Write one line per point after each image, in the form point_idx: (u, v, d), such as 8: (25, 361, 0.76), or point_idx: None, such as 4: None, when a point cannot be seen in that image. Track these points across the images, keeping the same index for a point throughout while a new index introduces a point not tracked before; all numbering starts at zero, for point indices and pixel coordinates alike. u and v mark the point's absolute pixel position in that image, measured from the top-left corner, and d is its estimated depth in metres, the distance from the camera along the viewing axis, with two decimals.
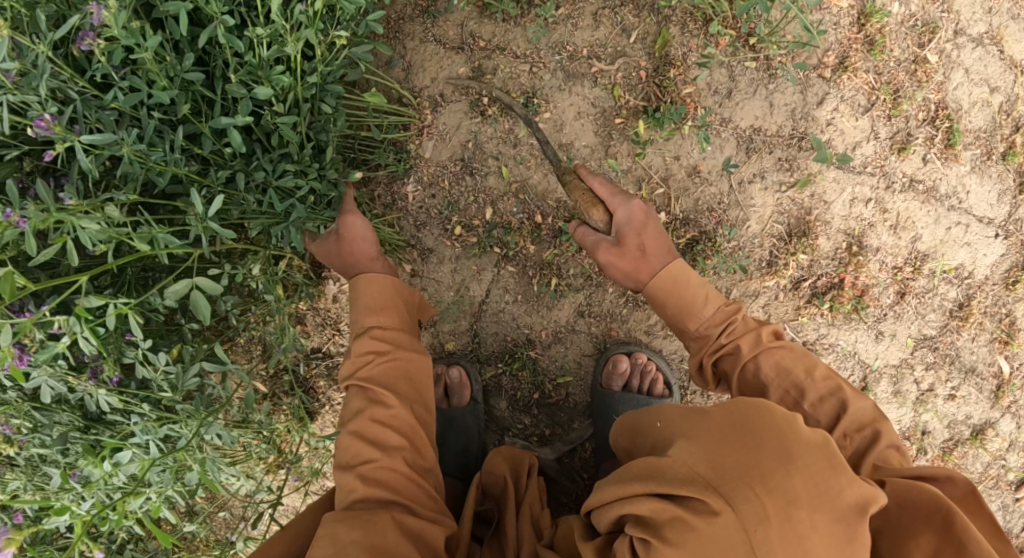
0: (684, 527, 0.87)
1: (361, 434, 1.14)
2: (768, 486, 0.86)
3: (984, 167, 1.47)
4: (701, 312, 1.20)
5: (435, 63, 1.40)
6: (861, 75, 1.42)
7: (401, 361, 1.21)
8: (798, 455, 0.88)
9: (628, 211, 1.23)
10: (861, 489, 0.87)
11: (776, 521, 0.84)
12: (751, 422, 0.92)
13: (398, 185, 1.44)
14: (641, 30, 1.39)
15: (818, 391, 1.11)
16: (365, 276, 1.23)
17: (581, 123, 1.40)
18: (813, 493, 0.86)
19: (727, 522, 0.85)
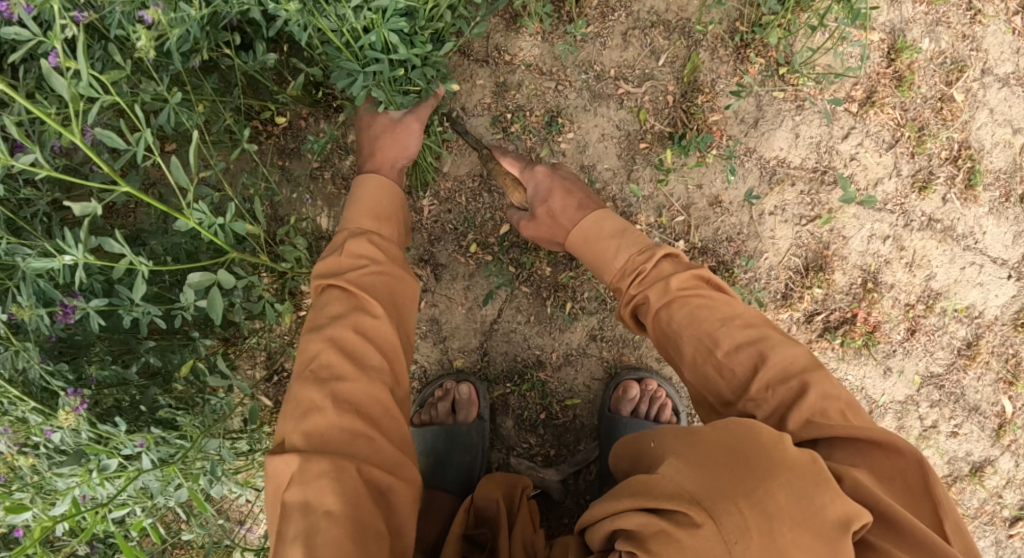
0: (670, 540, 0.79)
1: (339, 344, 1.03)
2: (751, 500, 0.77)
3: (1002, 208, 1.46)
4: (612, 261, 1.12)
5: (458, 75, 1.37)
6: (888, 110, 1.41)
7: (389, 275, 1.13)
8: (783, 469, 0.79)
9: (534, 182, 1.24)
10: (844, 504, 0.77)
11: (758, 537, 0.76)
12: (745, 442, 0.82)
13: (414, 198, 1.41)
14: (670, 53, 1.37)
15: (733, 340, 0.99)
16: (372, 177, 1.19)
17: (604, 145, 1.37)
18: (801, 510, 0.76)
19: (709, 537, 0.77)
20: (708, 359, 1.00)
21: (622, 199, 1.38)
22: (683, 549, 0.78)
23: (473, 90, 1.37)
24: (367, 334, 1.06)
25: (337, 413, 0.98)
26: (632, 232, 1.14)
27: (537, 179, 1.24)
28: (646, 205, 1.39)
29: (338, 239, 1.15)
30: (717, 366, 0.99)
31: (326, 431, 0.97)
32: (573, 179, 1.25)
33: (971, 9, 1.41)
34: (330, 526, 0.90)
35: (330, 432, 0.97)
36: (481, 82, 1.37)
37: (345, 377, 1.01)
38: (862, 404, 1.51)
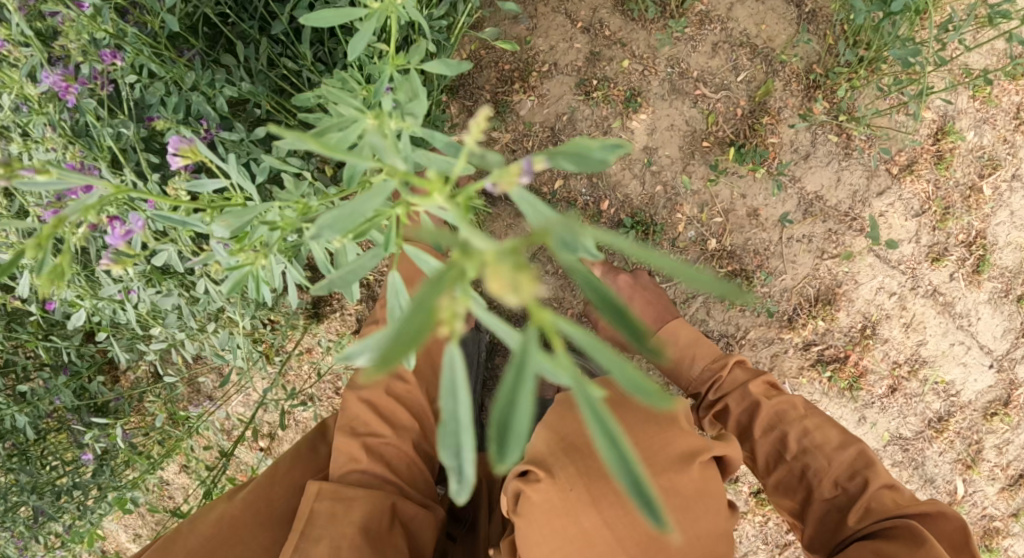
0: (524, 498, 0.95)
1: (373, 406, 1.27)
2: (583, 447, 0.97)
3: (1000, 302, 1.59)
4: (690, 369, 1.36)
5: (558, 34, 1.49)
6: (922, 182, 1.54)
7: (422, 347, 1.37)
8: (616, 417, 1.00)
9: (617, 285, 1.47)
10: (679, 445, 0.99)
11: (592, 477, 0.95)
12: (583, 397, 1.04)
13: (486, 131, 1.51)
14: (749, 72, 1.50)
15: (797, 440, 1.19)
16: (408, 260, 1.41)
17: (671, 134, 1.49)
18: (639, 451, 0.97)
19: (549, 487, 0.94)
20: (780, 462, 1.21)
21: (673, 186, 1.49)
22: (533, 502, 0.95)
23: (569, 51, 1.49)
24: (395, 395, 1.31)
25: (371, 461, 1.20)
26: (705, 343, 1.36)
27: (620, 283, 1.47)
28: (691, 199, 1.50)
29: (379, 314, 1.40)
30: (789, 466, 1.19)
31: (362, 476, 1.19)
32: (652, 289, 1.46)
33: (1019, 118, 1.53)
34: (352, 535, 1.07)
35: (366, 475, 1.19)
36: (578, 47, 1.49)
37: (378, 435, 1.24)
38: None
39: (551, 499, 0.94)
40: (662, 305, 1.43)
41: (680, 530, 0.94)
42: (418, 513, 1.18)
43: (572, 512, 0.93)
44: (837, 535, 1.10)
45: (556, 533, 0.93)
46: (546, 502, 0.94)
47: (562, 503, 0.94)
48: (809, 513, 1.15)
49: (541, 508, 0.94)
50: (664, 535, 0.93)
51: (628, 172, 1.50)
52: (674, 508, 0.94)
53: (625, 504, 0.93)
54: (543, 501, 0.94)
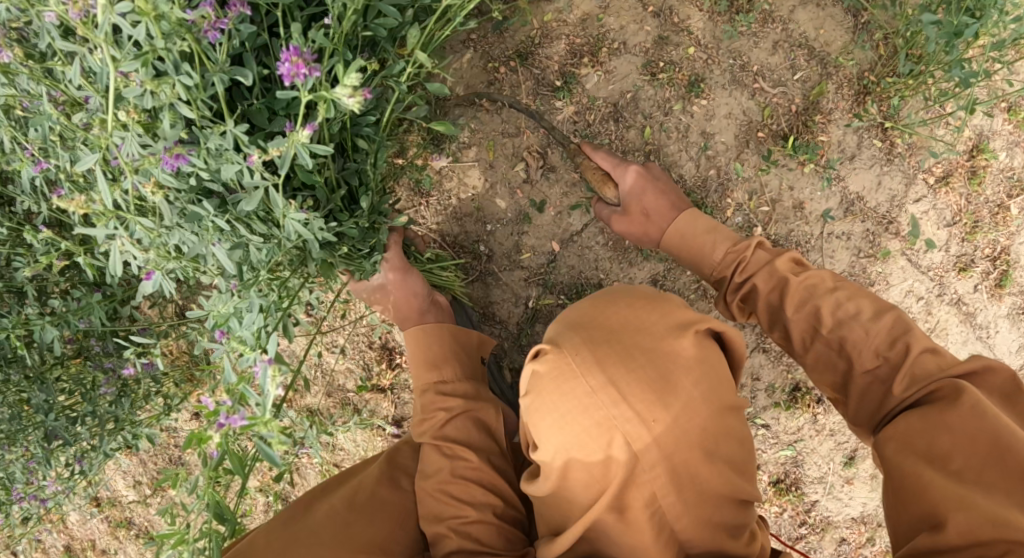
0: (536, 380, 0.99)
1: (445, 490, 1.28)
2: (589, 326, 1.02)
3: (1017, 318, 1.65)
4: (713, 255, 1.38)
5: (629, 15, 1.55)
6: (955, 194, 1.62)
7: (467, 411, 1.37)
8: (620, 303, 1.06)
9: (628, 179, 1.44)
10: (671, 315, 1.04)
11: (601, 344, 0.99)
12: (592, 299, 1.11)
13: (551, 100, 1.56)
14: (805, 72, 1.57)
15: (832, 314, 1.20)
16: (416, 332, 1.43)
17: (728, 122, 1.55)
18: (633, 324, 1.02)
19: (558, 357, 0.98)
20: (817, 336, 1.22)
21: (725, 172, 1.55)
22: (541, 377, 0.99)
23: (639, 32, 1.55)
24: (462, 473, 1.30)
25: (460, 540, 1.23)
26: (723, 231, 1.40)
27: (632, 180, 1.44)
28: (741, 186, 1.56)
29: (421, 399, 1.39)
30: (828, 342, 1.20)
31: (458, 555, 1.21)
32: (663, 180, 1.47)
33: None
34: None
35: (461, 554, 1.22)
36: (648, 29, 1.55)
37: (459, 515, 1.25)
38: (852, 439, 1.66)
39: (555, 367, 0.98)
40: (672, 196, 1.46)
41: (678, 394, 0.95)
42: None
43: (573, 376, 0.96)
44: (883, 408, 1.11)
45: (562, 401, 0.96)
46: (557, 373, 0.97)
47: (571, 371, 0.96)
48: (850, 390, 1.17)
49: (554, 381, 0.97)
50: (666, 397, 0.94)
51: (684, 154, 1.55)
52: (669, 373, 0.97)
53: (630, 364, 0.96)
54: (548, 371, 0.98)
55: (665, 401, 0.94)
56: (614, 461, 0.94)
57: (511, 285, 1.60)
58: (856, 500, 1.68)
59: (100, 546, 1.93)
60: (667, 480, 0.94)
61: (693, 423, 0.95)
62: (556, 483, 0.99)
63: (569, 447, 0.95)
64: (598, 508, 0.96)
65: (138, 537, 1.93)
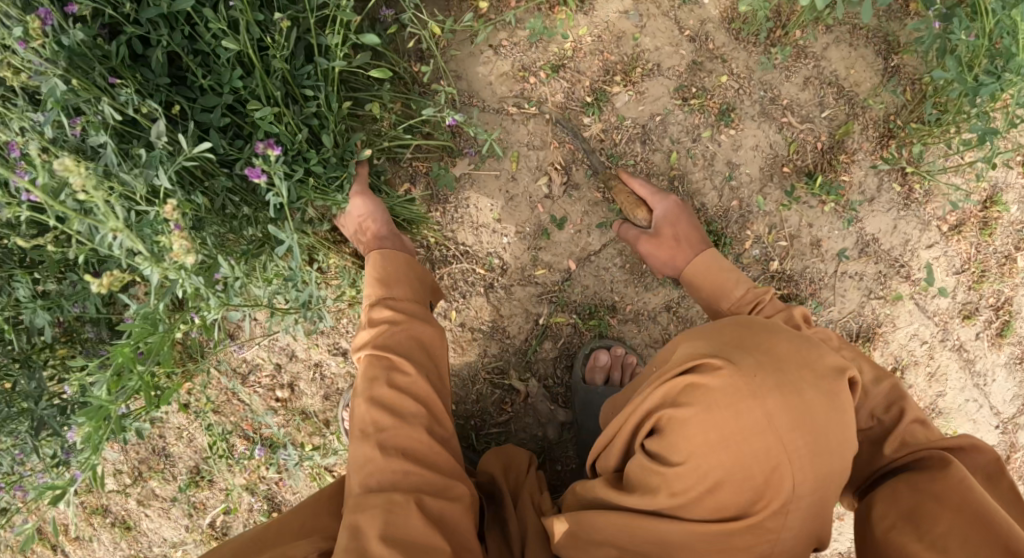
0: (692, 390, 0.95)
1: (378, 402, 1.20)
2: (755, 349, 0.98)
3: (1014, 368, 1.68)
4: (734, 292, 1.29)
5: (665, 37, 1.54)
6: (966, 243, 1.63)
7: (409, 324, 1.28)
8: (782, 334, 1.01)
9: (665, 207, 1.42)
10: (835, 357, 1.00)
11: (772, 370, 0.95)
12: (738, 320, 1.06)
13: (579, 116, 1.55)
14: (833, 111, 1.57)
15: (837, 366, 1.18)
16: (378, 252, 1.34)
17: (755, 154, 1.55)
18: (801, 355, 0.97)
19: (731, 374, 0.94)
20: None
21: (748, 204, 1.55)
22: (709, 392, 0.94)
23: (674, 55, 1.54)
24: (401, 388, 1.22)
25: (387, 459, 1.15)
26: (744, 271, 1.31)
27: (667, 206, 1.43)
28: (762, 218, 1.55)
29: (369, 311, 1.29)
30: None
31: (382, 475, 1.14)
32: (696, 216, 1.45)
33: None
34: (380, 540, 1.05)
35: (387, 475, 1.14)
36: (682, 53, 1.54)
37: (388, 428, 1.18)
38: None
39: (730, 387, 0.93)
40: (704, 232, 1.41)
41: (841, 441, 0.94)
42: (448, 505, 1.13)
43: (751, 398, 0.92)
44: (871, 466, 1.10)
45: (731, 423, 0.92)
46: (724, 388, 0.93)
47: (738, 391, 0.93)
48: None
49: (715, 395, 0.93)
50: (831, 440, 0.93)
51: (708, 182, 1.55)
52: (839, 417, 0.94)
53: (801, 403, 0.93)
54: (722, 389, 0.93)
55: (831, 441, 0.93)
56: (766, 492, 0.92)
57: (522, 299, 1.57)
58: (844, 535, 1.70)
59: (73, 532, 1.82)
60: (797, 519, 0.94)
61: (838, 468, 0.95)
62: (680, 498, 0.94)
63: (724, 470, 0.92)
64: (722, 528, 0.94)
65: (113, 526, 1.82)
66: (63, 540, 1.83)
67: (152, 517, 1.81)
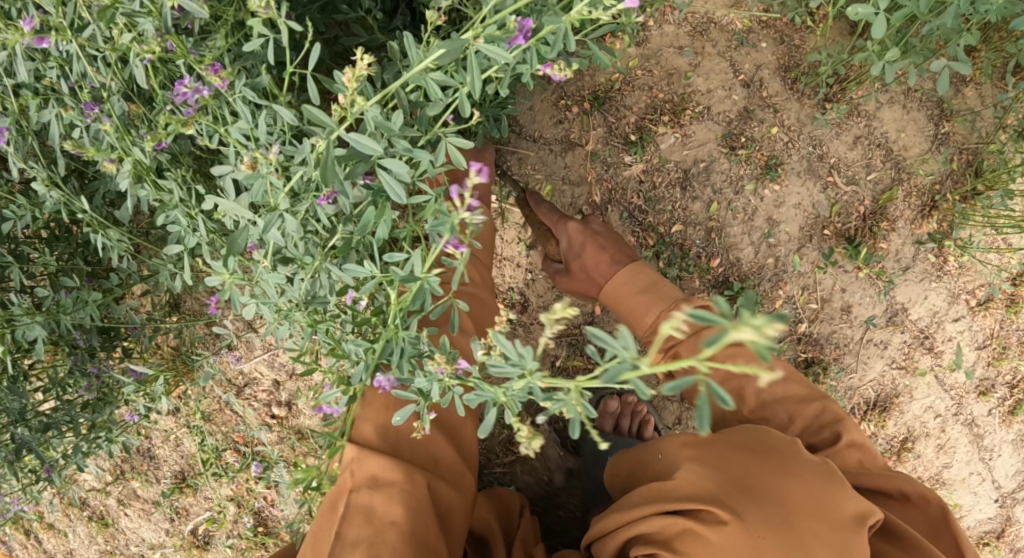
0: (692, 536, 0.93)
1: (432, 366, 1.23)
2: (765, 498, 0.94)
3: (1020, 445, 1.67)
4: (644, 319, 1.18)
5: (718, 80, 1.46)
6: (993, 318, 1.60)
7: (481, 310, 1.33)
8: (794, 470, 0.96)
9: (567, 236, 1.32)
10: (856, 501, 0.94)
11: (778, 526, 0.91)
12: (758, 443, 1.01)
13: (619, 154, 1.47)
14: (878, 174, 1.52)
15: (757, 397, 1.11)
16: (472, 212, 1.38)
17: (796, 213, 1.49)
18: (813, 506, 0.92)
19: (735, 530, 0.91)
20: (735, 416, 1.13)
21: (783, 263, 1.50)
22: (707, 543, 0.92)
23: (725, 100, 1.46)
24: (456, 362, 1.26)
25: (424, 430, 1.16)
26: (663, 291, 1.18)
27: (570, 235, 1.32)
28: (795, 279, 1.51)
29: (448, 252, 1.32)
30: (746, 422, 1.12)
31: (407, 441, 1.14)
32: (604, 234, 1.33)
33: None
34: (395, 533, 1.04)
35: (411, 443, 1.15)
36: (735, 98, 1.47)
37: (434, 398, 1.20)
38: None
39: (732, 546, 0.91)
40: (613, 247, 1.30)
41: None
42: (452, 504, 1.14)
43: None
44: None
45: None
46: (725, 544, 0.91)
47: (737, 546, 0.91)
48: None
49: (713, 547, 0.91)
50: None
51: (746, 237, 1.49)
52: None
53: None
54: (723, 545, 0.91)
55: None
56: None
57: (541, 340, 1.50)
58: None
59: (48, 521, 1.82)
60: None
61: None
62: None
63: None
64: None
65: (90, 520, 1.82)
66: (36, 527, 1.83)
67: (130, 516, 1.81)
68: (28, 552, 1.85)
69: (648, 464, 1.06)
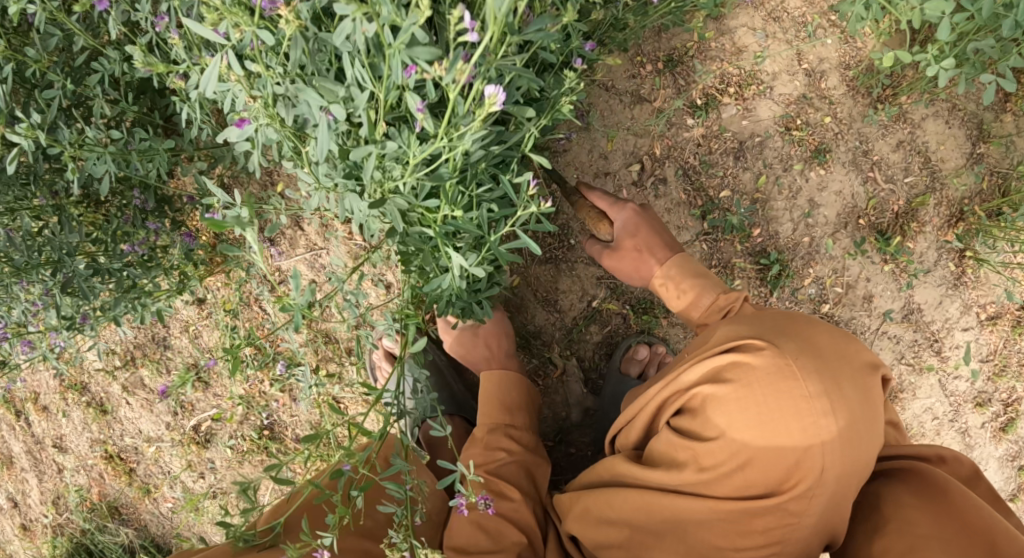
0: (735, 369, 1.03)
1: (478, 522, 1.28)
2: (798, 336, 1.05)
3: (1006, 463, 1.74)
4: (700, 300, 1.28)
5: (784, 65, 1.57)
6: (999, 335, 1.69)
7: (521, 463, 1.38)
8: (819, 322, 1.09)
9: (625, 217, 1.36)
10: (870, 354, 1.08)
11: (811, 354, 1.03)
12: (784, 312, 1.14)
13: (683, 116, 1.56)
14: (915, 179, 1.61)
15: None
16: (496, 370, 1.45)
17: (836, 201, 1.59)
18: (838, 347, 1.05)
19: (773, 354, 1.02)
20: None
21: (817, 244, 1.59)
22: (750, 370, 1.02)
23: (788, 84, 1.57)
24: (506, 514, 1.30)
25: None
26: (713, 280, 1.29)
27: (625, 217, 1.37)
28: (825, 262, 1.60)
29: (479, 433, 1.42)
30: None
31: None
32: (657, 220, 1.39)
33: None
34: None
35: None
36: (796, 84, 1.57)
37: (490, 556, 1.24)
38: None
39: (770, 366, 1.01)
40: (668, 238, 1.37)
41: (870, 429, 1.02)
42: None
43: (791, 378, 1.00)
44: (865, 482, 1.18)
45: (766, 400, 1.00)
46: (765, 367, 1.01)
47: (777, 369, 1.01)
48: None
49: (755, 373, 1.01)
50: (860, 428, 1.00)
51: (786, 212, 1.58)
52: (870, 410, 1.02)
53: (830, 381, 1.00)
54: (764, 366, 1.01)
55: (859, 426, 1.00)
56: (796, 472, 0.99)
57: (582, 278, 1.56)
58: None
59: (43, 402, 1.78)
60: (824, 504, 1.01)
61: (865, 464, 1.02)
62: (708, 473, 1.03)
63: (758, 447, 1.00)
64: (741, 507, 1.02)
65: (88, 406, 1.77)
66: (30, 407, 1.79)
67: (131, 406, 1.77)
68: (15, 433, 1.81)
69: (677, 356, 1.19)
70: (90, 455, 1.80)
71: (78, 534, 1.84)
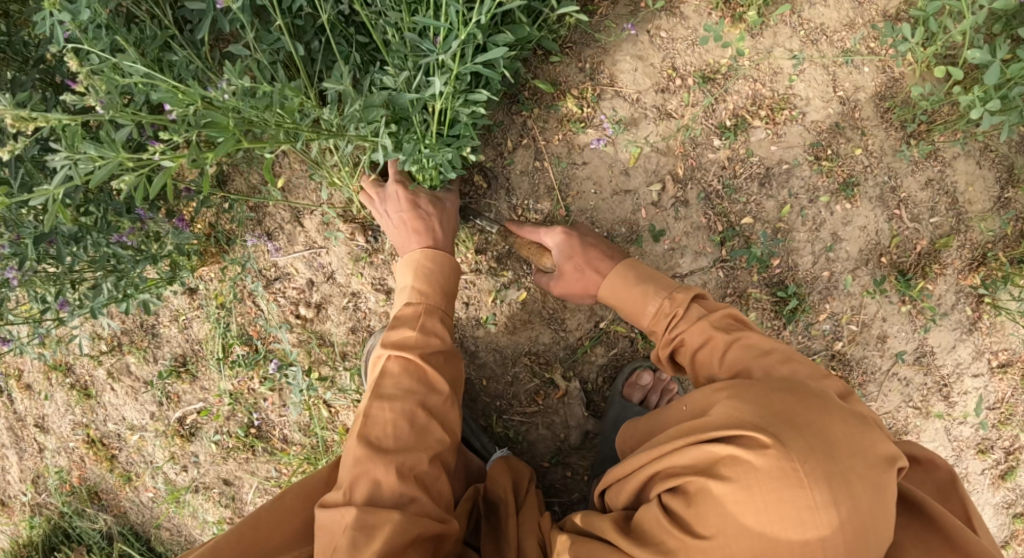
0: (737, 463, 0.94)
1: (406, 415, 1.17)
2: (807, 430, 0.94)
3: (1001, 511, 1.71)
4: (647, 307, 1.22)
5: (820, 91, 1.50)
6: (1009, 383, 1.64)
7: (448, 355, 1.26)
8: (833, 406, 0.97)
9: (557, 241, 1.35)
10: (889, 446, 0.96)
11: (818, 456, 0.92)
12: (799, 385, 1.01)
13: (710, 137, 1.49)
14: (940, 219, 1.56)
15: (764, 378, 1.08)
16: (429, 248, 1.29)
17: (859, 236, 1.54)
18: (853, 444, 0.94)
19: (778, 454, 0.92)
20: None
21: (836, 280, 1.54)
22: (752, 469, 0.92)
23: (822, 110, 1.50)
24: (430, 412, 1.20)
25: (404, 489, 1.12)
26: (660, 280, 1.24)
27: (558, 241, 1.35)
28: (843, 298, 1.55)
29: (408, 312, 1.26)
30: None
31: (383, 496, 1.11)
32: (593, 236, 1.37)
33: None
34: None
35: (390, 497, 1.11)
36: (831, 111, 1.51)
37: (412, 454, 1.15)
38: None
39: (774, 470, 0.91)
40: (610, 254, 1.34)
41: (879, 531, 0.93)
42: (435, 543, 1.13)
43: (796, 487, 0.91)
44: None
45: (768, 506, 0.91)
46: (767, 469, 0.92)
47: (783, 474, 0.91)
48: None
49: (758, 473, 0.92)
50: (868, 536, 0.92)
51: (807, 245, 1.53)
52: (883, 515, 0.93)
53: (836, 486, 0.91)
54: (767, 470, 0.91)
55: (868, 534, 0.92)
56: None
57: None
58: None
59: (27, 380, 1.71)
60: None
61: None
62: None
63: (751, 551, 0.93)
64: None
65: (72, 388, 1.70)
66: (13, 384, 1.72)
67: (116, 392, 1.70)
68: None
69: (678, 414, 1.07)
70: (71, 437, 1.73)
71: (56, 516, 1.77)
